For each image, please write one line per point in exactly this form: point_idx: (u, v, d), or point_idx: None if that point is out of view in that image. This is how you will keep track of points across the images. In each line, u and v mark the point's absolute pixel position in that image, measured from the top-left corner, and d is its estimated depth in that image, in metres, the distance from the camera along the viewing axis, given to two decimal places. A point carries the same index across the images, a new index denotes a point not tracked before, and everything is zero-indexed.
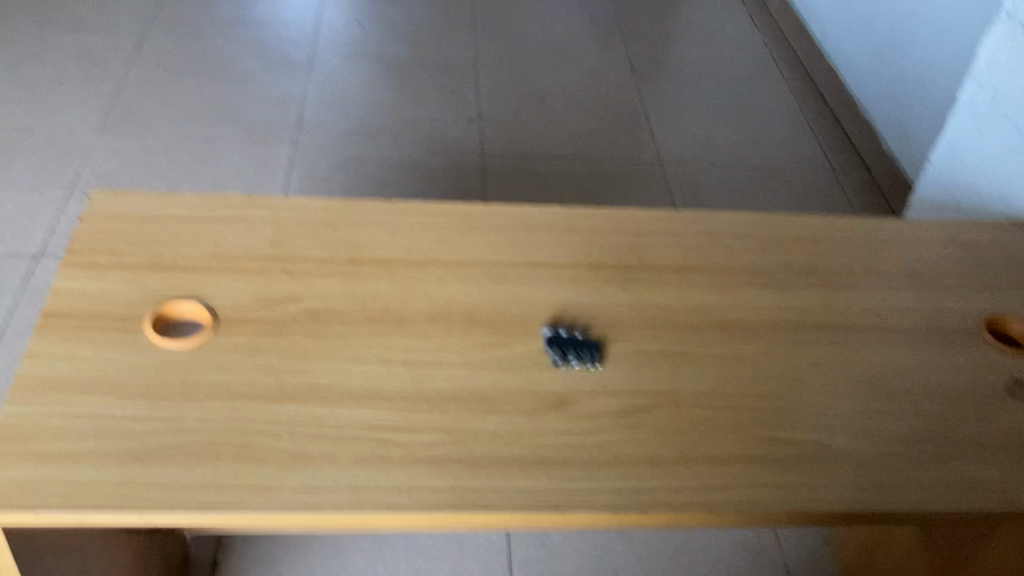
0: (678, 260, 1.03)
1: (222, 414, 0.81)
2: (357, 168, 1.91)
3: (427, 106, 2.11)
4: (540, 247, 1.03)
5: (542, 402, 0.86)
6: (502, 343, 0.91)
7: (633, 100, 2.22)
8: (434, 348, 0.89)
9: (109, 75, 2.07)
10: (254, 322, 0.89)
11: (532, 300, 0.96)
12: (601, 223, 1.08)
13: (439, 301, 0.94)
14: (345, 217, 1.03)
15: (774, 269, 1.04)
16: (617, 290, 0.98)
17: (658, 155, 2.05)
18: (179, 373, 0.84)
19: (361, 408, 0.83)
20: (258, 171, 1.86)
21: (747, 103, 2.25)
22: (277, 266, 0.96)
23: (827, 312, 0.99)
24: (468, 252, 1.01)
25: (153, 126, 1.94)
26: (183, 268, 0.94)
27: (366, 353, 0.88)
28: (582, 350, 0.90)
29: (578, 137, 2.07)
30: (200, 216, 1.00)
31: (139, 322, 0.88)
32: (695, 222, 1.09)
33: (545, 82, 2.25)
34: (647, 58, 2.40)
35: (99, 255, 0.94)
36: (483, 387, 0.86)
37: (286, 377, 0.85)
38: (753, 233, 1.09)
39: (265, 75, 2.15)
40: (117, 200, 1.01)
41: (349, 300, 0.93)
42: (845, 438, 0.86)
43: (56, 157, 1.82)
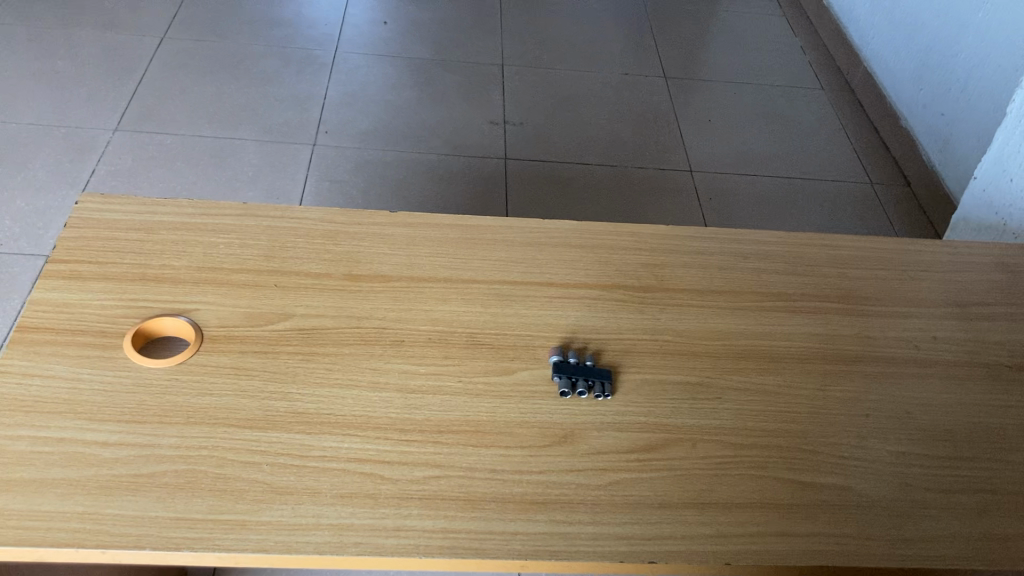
0: (700, 281, 0.96)
1: (200, 441, 0.75)
2: (375, 172, 1.85)
3: (451, 109, 2.05)
4: (552, 264, 0.96)
5: (546, 435, 0.79)
6: (506, 369, 0.85)
7: (662, 106, 2.14)
8: (432, 373, 0.83)
9: (130, 73, 2.03)
10: (241, 341, 0.84)
11: (540, 322, 0.89)
12: (618, 239, 1.01)
13: (441, 321, 0.88)
14: (346, 228, 0.97)
15: (804, 294, 0.96)
16: (632, 313, 0.91)
17: (687, 164, 1.97)
18: (156, 395, 0.78)
19: (349, 437, 0.77)
20: (276, 173, 1.81)
21: (780, 113, 2.17)
22: (270, 279, 0.90)
23: (860, 341, 0.92)
24: (473, 268, 0.94)
25: (172, 125, 1.90)
26: (169, 281, 0.88)
27: (358, 377, 0.82)
28: (594, 378, 0.83)
29: (604, 143, 2.01)
30: (192, 224, 0.95)
31: (119, 338, 0.82)
32: (719, 240, 1.02)
33: (573, 86, 2.18)
34: (678, 63, 2.32)
35: (82, 264, 0.89)
36: (482, 418, 0.80)
37: (271, 402, 0.79)
38: (782, 254, 1.01)
39: (286, 74, 2.10)
40: (107, 206, 0.96)
41: (345, 319, 0.87)
42: (876, 484, 0.78)
43: (74, 155, 1.78)
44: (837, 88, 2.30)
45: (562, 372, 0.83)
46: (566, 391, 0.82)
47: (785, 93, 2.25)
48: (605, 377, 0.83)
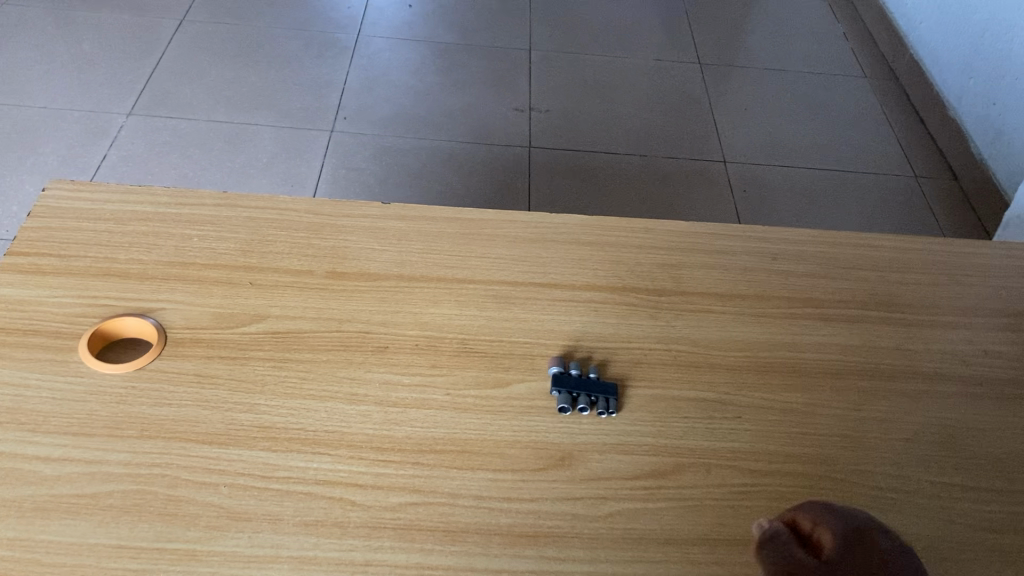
0: (721, 283, 0.87)
1: (152, 457, 0.68)
2: (393, 159, 1.77)
3: (474, 95, 1.96)
4: (558, 262, 0.87)
5: (540, 457, 0.70)
6: (499, 381, 0.76)
7: (695, 94, 2.04)
8: (416, 385, 0.75)
9: (148, 56, 1.96)
10: (208, 345, 0.76)
11: (540, 328, 0.80)
12: (633, 233, 0.91)
13: (429, 326, 0.80)
14: (333, 220, 0.89)
15: (839, 300, 0.86)
16: (644, 319, 0.82)
17: (720, 154, 1.86)
18: (109, 404, 0.71)
19: (320, 455, 0.69)
20: (291, 159, 1.74)
21: (819, 102, 2.05)
22: (244, 277, 0.82)
23: (900, 355, 0.82)
24: (470, 267, 0.85)
25: (187, 109, 1.83)
26: (135, 276, 0.81)
27: (334, 388, 0.74)
28: (597, 391, 0.74)
29: (633, 132, 1.91)
30: (165, 215, 0.87)
31: (74, 339, 0.75)
32: (745, 238, 0.92)
33: (602, 72, 2.08)
34: (713, 48, 2.21)
35: (43, 257, 0.81)
36: (469, 437, 0.71)
37: (234, 415, 0.71)
38: (815, 254, 0.91)
39: (306, 58, 2.02)
40: (75, 194, 0.88)
41: (323, 322, 0.79)
42: (916, 519, 0.69)
43: (85, 140, 1.72)
44: (880, 76, 2.18)
45: (562, 385, 0.74)
46: (566, 404, 0.73)
47: (826, 81, 2.13)
48: (608, 392, 0.74)
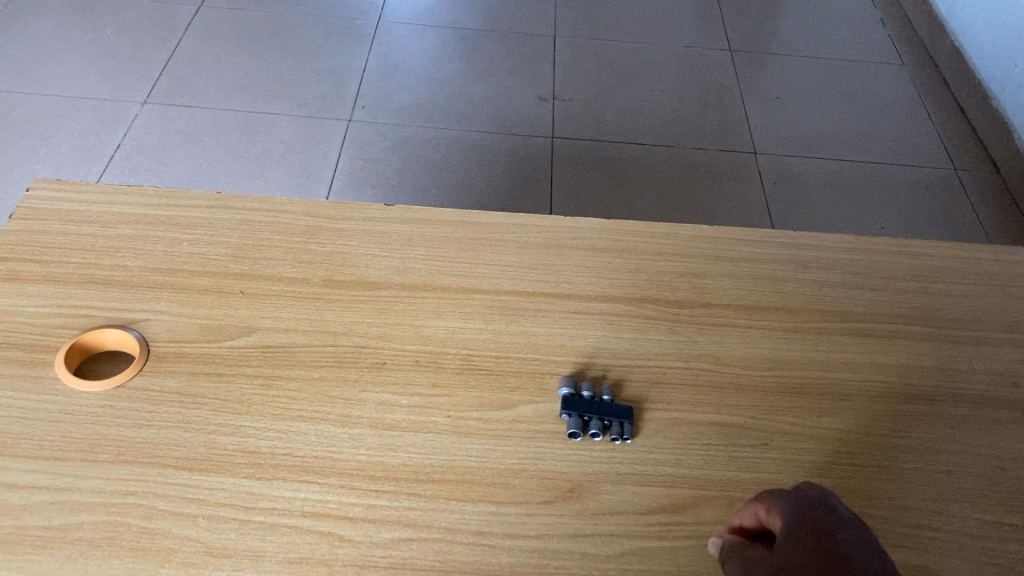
0: (749, 294, 0.80)
1: (127, 485, 0.63)
2: (411, 151, 1.71)
3: (497, 83, 1.89)
4: (572, 270, 0.81)
5: (547, 488, 0.65)
6: (505, 402, 0.70)
7: (724, 82, 1.96)
8: (415, 407, 0.69)
9: (165, 42, 1.91)
10: (193, 360, 0.71)
11: (550, 344, 0.74)
12: (653, 238, 0.85)
13: (431, 340, 0.74)
14: (332, 224, 0.84)
15: (876, 314, 0.80)
16: (664, 335, 0.76)
17: (751, 146, 1.79)
18: (84, 425, 0.66)
19: (308, 484, 0.64)
20: (308, 149, 1.68)
21: (855, 91, 1.97)
22: (234, 285, 0.77)
23: (943, 376, 0.75)
24: (477, 275, 0.80)
25: (203, 97, 1.77)
26: (119, 284, 0.76)
27: (326, 409, 0.68)
28: (609, 416, 0.68)
29: (659, 122, 1.83)
30: (154, 218, 0.82)
31: (51, 353, 0.70)
32: (776, 245, 0.85)
33: (628, 59, 2.01)
34: (743, 35, 2.13)
35: (23, 263, 0.77)
36: (471, 464, 0.66)
37: (217, 438, 0.66)
38: (851, 263, 0.84)
39: (325, 45, 1.95)
40: (61, 194, 0.84)
41: (318, 336, 0.74)
42: (961, 563, 0.62)
43: (99, 129, 1.67)
44: (919, 64, 2.08)
45: (571, 407, 0.68)
46: (576, 429, 0.67)
47: (862, 69, 2.04)
48: (622, 416, 0.68)
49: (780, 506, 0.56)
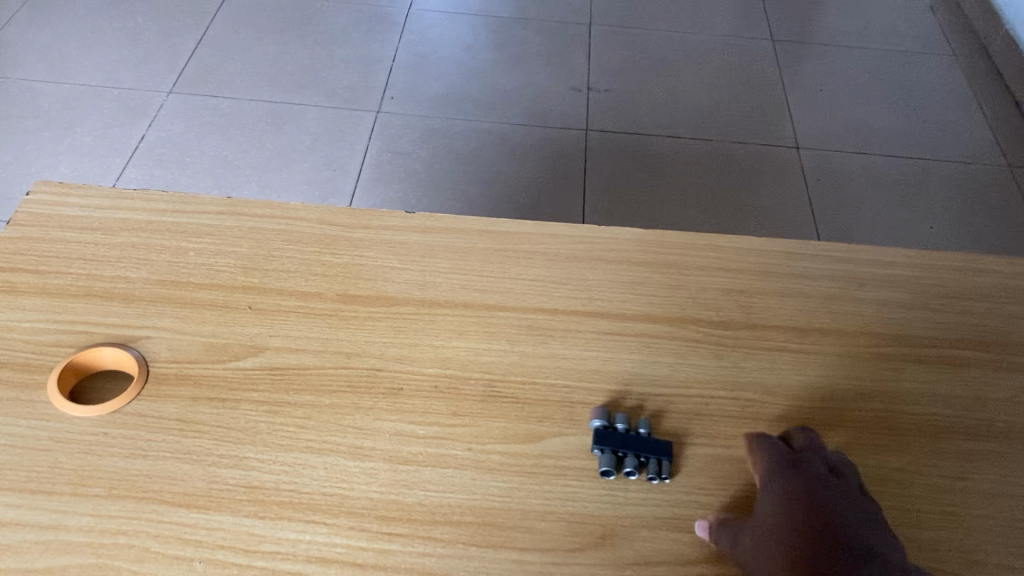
0: (799, 314, 0.73)
1: (119, 523, 0.57)
2: (441, 143, 1.64)
3: (530, 73, 1.82)
4: (606, 286, 0.75)
5: (578, 534, 0.59)
6: (532, 434, 0.64)
7: (766, 73, 1.88)
8: (433, 439, 0.63)
9: (192, 29, 1.86)
10: (195, 383, 0.66)
11: (582, 368, 0.68)
12: (693, 250, 0.78)
13: (452, 363, 0.68)
14: (348, 232, 0.78)
15: (940, 338, 0.72)
16: (707, 359, 0.69)
17: (795, 140, 1.71)
18: (75, 454, 0.61)
19: (315, 525, 0.58)
20: (336, 141, 1.63)
21: (904, 83, 1.88)
22: (243, 299, 0.71)
23: (1015, 408, 0.68)
24: (503, 290, 0.74)
25: (229, 86, 1.72)
26: (119, 297, 0.71)
27: (336, 440, 0.63)
28: (646, 450, 0.62)
29: (697, 114, 1.76)
30: (160, 225, 0.77)
31: (43, 374, 0.65)
32: (829, 259, 0.78)
33: (666, 49, 1.93)
34: (786, 24, 2.04)
35: (19, 273, 0.72)
36: (493, 505, 0.60)
37: (218, 470, 0.60)
38: (912, 281, 0.77)
39: (355, 33, 1.89)
40: (63, 198, 0.79)
41: (330, 357, 0.68)
42: None
43: (123, 119, 1.63)
44: (972, 54, 1.98)
45: (603, 441, 0.62)
46: (609, 464, 0.61)
47: (912, 60, 1.95)
48: (660, 452, 0.62)
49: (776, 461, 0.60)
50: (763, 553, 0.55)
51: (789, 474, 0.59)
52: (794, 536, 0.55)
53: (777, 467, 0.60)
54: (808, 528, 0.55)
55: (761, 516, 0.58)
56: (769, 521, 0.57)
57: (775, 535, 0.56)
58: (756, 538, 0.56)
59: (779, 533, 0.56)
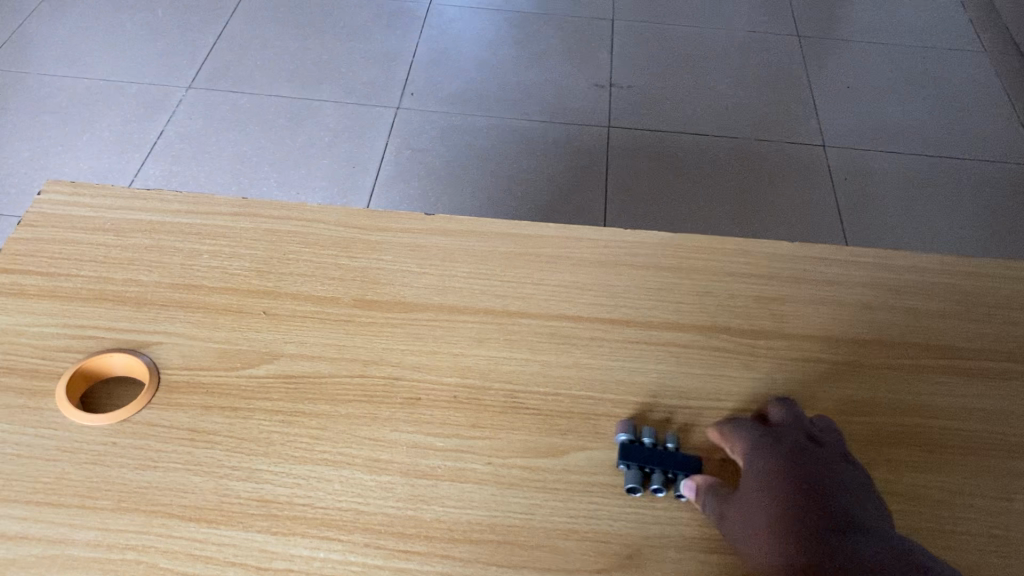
0: (833, 323, 0.70)
1: (127, 538, 0.55)
2: (461, 140, 1.62)
3: (552, 69, 1.80)
4: (632, 292, 0.72)
5: (603, 553, 0.56)
6: (555, 448, 0.62)
7: (792, 70, 1.84)
8: (451, 452, 0.61)
9: (212, 23, 1.84)
10: (207, 391, 0.63)
11: (607, 378, 0.66)
12: (722, 255, 0.75)
13: (472, 373, 0.66)
14: (365, 234, 0.76)
15: (982, 350, 0.69)
16: (737, 370, 0.66)
17: (822, 139, 1.67)
18: (83, 465, 0.59)
19: (330, 541, 0.56)
20: (355, 137, 1.61)
21: (935, 80, 1.83)
22: (256, 304, 0.69)
23: None
24: (525, 296, 0.71)
25: (247, 81, 1.70)
26: (130, 301, 0.69)
27: (353, 452, 0.60)
28: (674, 465, 0.59)
29: (722, 111, 1.72)
30: (174, 226, 0.75)
31: (52, 380, 0.63)
32: (864, 266, 0.75)
33: (691, 45, 1.90)
34: (813, 19, 2.00)
35: (29, 275, 0.70)
36: (514, 523, 0.57)
37: (230, 483, 0.58)
38: (952, 290, 0.74)
39: (375, 28, 1.87)
40: (75, 199, 0.77)
41: (345, 365, 0.66)
42: None
43: (142, 113, 1.61)
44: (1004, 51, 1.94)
45: (629, 456, 0.59)
46: (636, 480, 0.59)
47: (942, 57, 1.90)
48: (690, 466, 0.59)
49: (759, 438, 0.59)
50: (749, 527, 0.54)
51: (773, 449, 0.57)
52: (781, 506, 0.54)
53: (757, 443, 0.58)
54: (790, 495, 0.54)
55: (743, 488, 0.56)
56: (751, 493, 0.56)
57: (758, 506, 0.54)
58: (740, 513, 0.55)
59: (762, 504, 0.54)
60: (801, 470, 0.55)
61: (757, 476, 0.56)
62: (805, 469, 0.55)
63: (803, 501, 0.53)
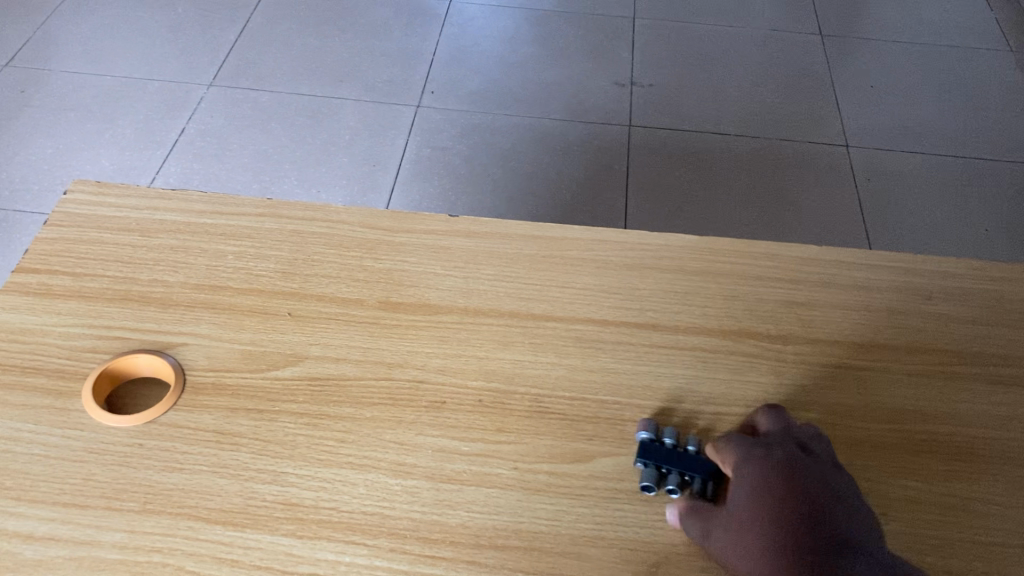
0: (862, 330, 0.70)
1: (153, 540, 0.55)
2: (482, 138, 1.62)
3: (573, 67, 1.79)
4: (657, 296, 0.71)
5: (630, 561, 0.56)
6: (581, 453, 0.61)
7: (815, 69, 1.82)
8: (477, 456, 0.61)
9: (233, 21, 1.85)
10: (232, 393, 0.63)
11: (632, 383, 0.65)
12: (748, 259, 0.75)
13: (497, 377, 0.65)
14: (390, 236, 0.75)
15: (1013, 356, 0.68)
16: (765, 375, 0.66)
17: (845, 138, 1.66)
18: (109, 466, 0.59)
19: (355, 546, 0.56)
20: (376, 135, 1.60)
21: (960, 79, 1.81)
22: (282, 305, 0.69)
23: None
24: (550, 300, 0.71)
25: (269, 79, 1.70)
26: (155, 302, 0.69)
27: (378, 455, 0.60)
28: (690, 469, 0.58)
29: (745, 110, 1.71)
30: (199, 226, 0.75)
31: (78, 381, 0.63)
32: (892, 270, 0.74)
33: (713, 43, 1.88)
34: (836, 18, 1.98)
35: (56, 275, 0.71)
36: (540, 529, 0.57)
37: (255, 486, 0.58)
38: (984, 296, 0.73)
39: (395, 26, 1.87)
40: (100, 199, 0.77)
41: (370, 368, 0.66)
42: None
43: (164, 111, 1.62)
44: None
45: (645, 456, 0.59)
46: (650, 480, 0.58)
47: (967, 56, 1.88)
48: (706, 472, 0.58)
49: (752, 451, 0.57)
50: (741, 548, 0.53)
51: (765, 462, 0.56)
52: (773, 525, 0.52)
53: (749, 455, 0.57)
54: (783, 515, 0.52)
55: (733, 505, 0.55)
56: (743, 511, 0.54)
57: (752, 525, 0.53)
58: (732, 532, 0.54)
59: (752, 523, 0.53)
60: (793, 483, 0.54)
61: (749, 489, 0.55)
62: (797, 483, 0.54)
63: (795, 520, 0.52)
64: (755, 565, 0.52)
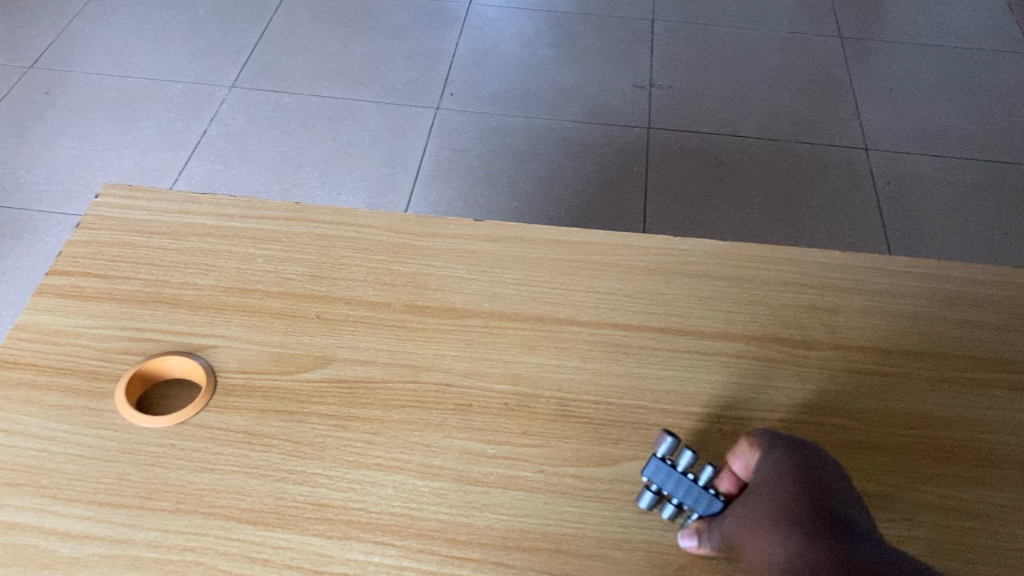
0: (886, 335, 0.70)
1: (186, 539, 0.56)
2: (500, 141, 1.62)
3: (592, 69, 1.79)
4: (681, 301, 0.72)
5: (656, 564, 0.56)
6: (606, 457, 0.62)
7: (834, 71, 1.82)
8: (503, 459, 0.61)
9: (254, 23, 1.86)
10: (263, 394, 0.64)
11: (657, 388, 0.66)
12: (771, 264, 0.75)
13: (523, 380, 0.66)
14: (416, 240, 0.76)
15: None
16: (789, 381, 0.66)
17: (865, 141, 1.65)
18: (143, 466, 0.60)
19: (384, 547, 0.56)
20: (396, 137, 1.61)
21: (980, 82, 1.81)
22: (310, 308, 0.70)
23: None
24: (575, 304, 0.71)
25: (289, 81, 1.72)
26: (187, 304, 0.70)
27: (406, 457, 0.61)
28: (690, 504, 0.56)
29: (765, 113, 1.71)
30: (229, 230, 0.76)
31: (111, 382, 0.65)
32: (915, 276, 0.75)
33: (732, 45, 1.88)
34: (855, 20, 1.98)
35: (89, 278, 0.72)
36: (566, 531, 0.58)
37: (286, 486, 0.59)
38: (1007, 302, 0.73)
39: (414, 28, 1.88)
40: (130, 202, 0.78)
41: (397, 370, 0.66)
42: None
43: (186, 113, 1.63)
44: None
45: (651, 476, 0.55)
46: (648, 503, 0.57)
47: (988, 58, 1.88)
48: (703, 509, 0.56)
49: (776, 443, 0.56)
50: (756, 531, 0.51)
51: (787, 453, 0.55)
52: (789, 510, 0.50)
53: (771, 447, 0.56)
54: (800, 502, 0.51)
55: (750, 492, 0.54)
56: (761, 497, 0.53)
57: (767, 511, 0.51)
58: (748, 518, 0.52)
59: (768, 508, 0.52)
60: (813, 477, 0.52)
61: (768, 478, 0.54)
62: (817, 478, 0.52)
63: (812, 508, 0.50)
64: (763, 544, 0.50)
